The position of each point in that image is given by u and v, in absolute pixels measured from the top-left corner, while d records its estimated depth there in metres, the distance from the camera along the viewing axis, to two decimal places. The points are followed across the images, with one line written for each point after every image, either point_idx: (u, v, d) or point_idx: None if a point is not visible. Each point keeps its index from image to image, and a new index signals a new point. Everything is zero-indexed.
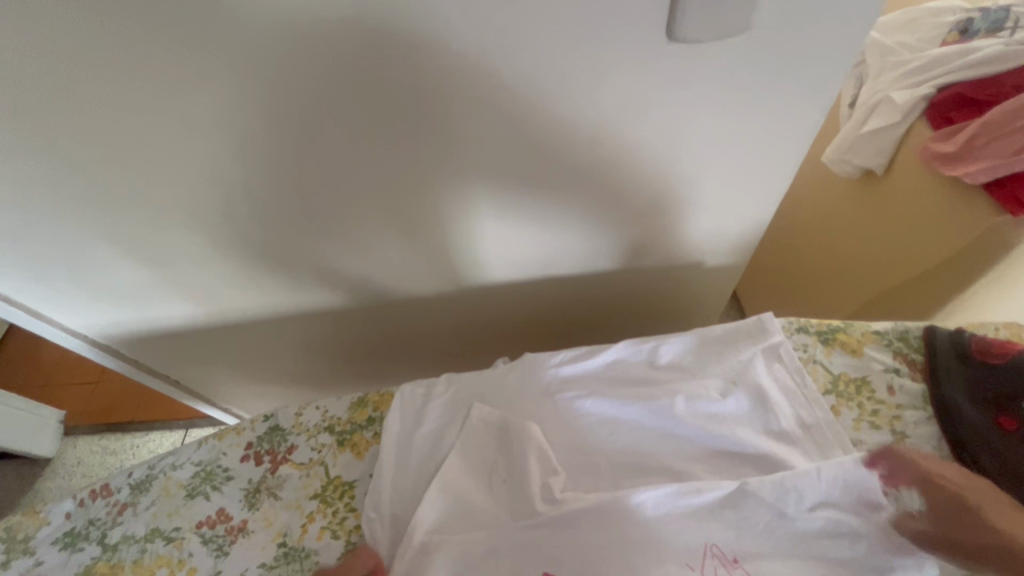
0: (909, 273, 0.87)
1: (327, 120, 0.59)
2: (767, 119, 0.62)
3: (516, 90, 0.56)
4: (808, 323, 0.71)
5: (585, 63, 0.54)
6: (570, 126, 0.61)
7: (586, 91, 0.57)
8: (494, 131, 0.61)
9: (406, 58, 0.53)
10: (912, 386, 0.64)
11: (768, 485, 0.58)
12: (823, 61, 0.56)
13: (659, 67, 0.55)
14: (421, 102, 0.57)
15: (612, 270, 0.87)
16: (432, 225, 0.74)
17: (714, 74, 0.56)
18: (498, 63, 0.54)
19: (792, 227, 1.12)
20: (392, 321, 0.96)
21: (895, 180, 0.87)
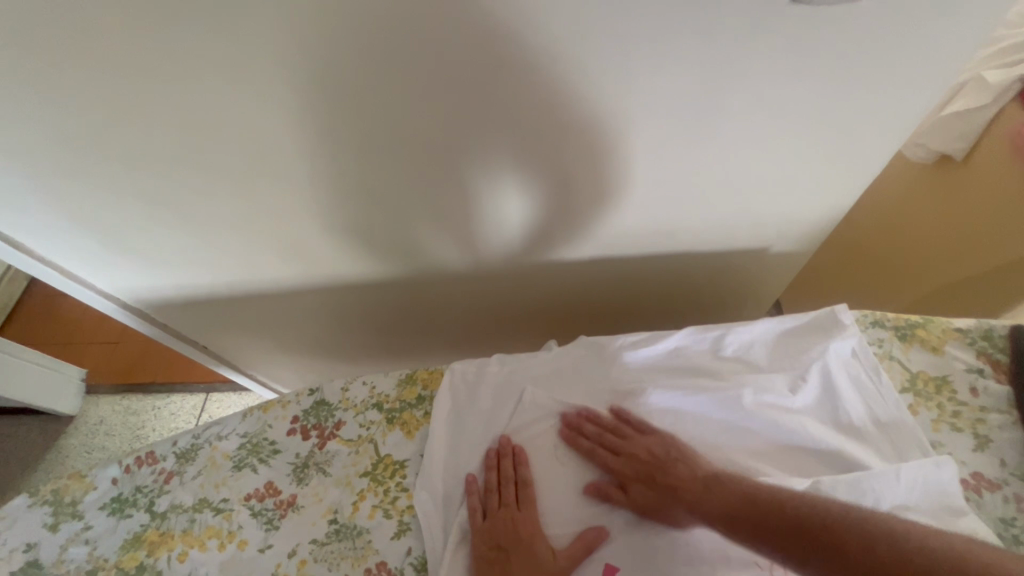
0: (980, 266, 0.82)
1: (395, 85, 0.55)
2: (868, 95, 0.57)
3: (605, 60, 0.52)
4: (885, 317, 0.67)
5: (687, 30, 0.49)
6: (654, 98, 0.56)
7: (680, 61, 0.52)
8: (572, 102, 0.57)
9: (492, 16, 0.48)
10: (997, 388, 0.61)
11: (843, 486, 0.55)
12: (947, 34, 0.51)
13: (769, 34, 0.50)
14: (500, 69, 0.53)
15: (667, 253, 0.83)
16: (488, 202, 0.71)
17: (825, 43, 0.51)
18: (591, 27, 0.49)
19: (849, 216, 1.06)
20: (432, 295, 0.93)
21: (973, 169, 0.82)
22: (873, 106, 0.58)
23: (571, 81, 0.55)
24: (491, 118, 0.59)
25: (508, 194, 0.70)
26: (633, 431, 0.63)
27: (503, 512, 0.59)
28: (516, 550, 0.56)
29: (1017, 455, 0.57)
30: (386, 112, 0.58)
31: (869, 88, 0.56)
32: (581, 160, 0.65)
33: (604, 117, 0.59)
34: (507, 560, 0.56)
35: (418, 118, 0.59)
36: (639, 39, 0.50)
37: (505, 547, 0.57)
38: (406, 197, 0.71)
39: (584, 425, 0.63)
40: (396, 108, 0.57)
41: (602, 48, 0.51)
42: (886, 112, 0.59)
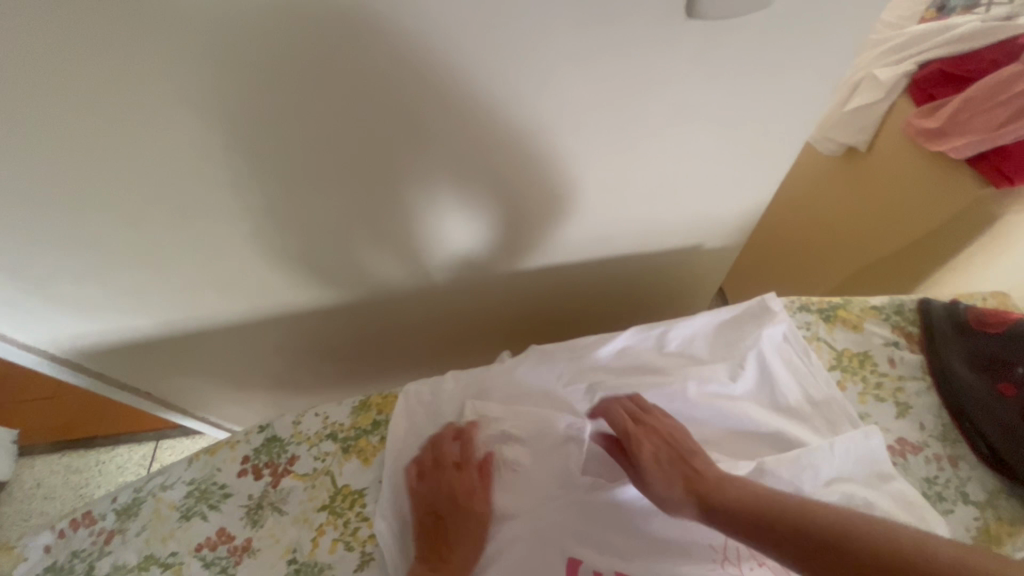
0: (889, 247, 0.89)
1: (314, 113, 0.54)
2: (772, 98, 0.61)
3: (528, 75, 0.54)
4: (810, 301, 0.71)
5: (604, 43, 0.51)
6: (580, 107, 0.58)
7: (599, 72, 0.54)
8: (499, 117, 0.58)
9: (412, 37, 0.49)
10: (911, 357, 0.66)
11: (783, 463, 0.58)
12: (832, 40, 0.55)
13: (674, 46, 0.53)
14: (424, 88, 0.54)
15: (609, 257, 0.86)
16: (428, 221, 0.71)
17: (725, 53, 0.54)
18: (511, 44, 0.50)
19: (775, 209, 1.12)
20: (384, 318, 0.93)
21: (876, 158, 0.89)
22: (776, 110, 0.63)
23: (497, 97, 0.56)
24: (422, 136, 0.59)
25: (447, 212, 0.70)
26: (649, 419, 0.62)
27: (440, 474, 0.62)
28: (451, 516, 0.60)
29: (934, 417, 0.62)
30: (310, 141, 0.57)
31: (771, 94, 0.61)
32: (515, 173, 0.66)
33: (533, 130, 0.60)
34: (442, 523, 0.60)
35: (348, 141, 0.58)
36: (556, 54, 0.52)
37: (442, 514, 0.60)
38: (347, 222, 0.70)
39: (613, 406, 0.63)
40: (320, 134, 0.57)
41: (523, 63, 0.52)
42: (789, 113, 0.64)
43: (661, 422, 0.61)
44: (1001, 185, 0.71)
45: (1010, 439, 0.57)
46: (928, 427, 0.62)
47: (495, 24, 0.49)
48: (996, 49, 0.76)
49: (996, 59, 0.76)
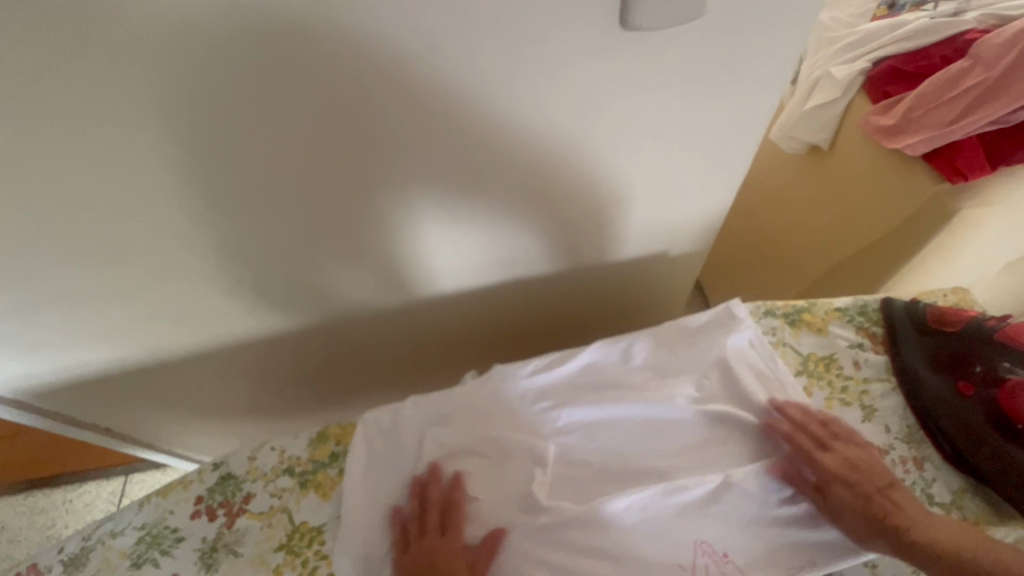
0: (853, 246, 0.88)
1: (242, 143, 0.51)
2: (721, 107, 0.59)
3: (463, 93, 0.51)
4: (775, 306, 0.70)
5: (536, 58, 0.49)
6: (523, 122, 0.56)
7: (537, 86, 0.52)
8: (439, 138, 0.56)
9: (332, 61, 0.46)
10: (876, 359, 0.65)
11: (750, 476, 0.58)
12: (777, 48, 0.53)
13: (614, 59, 0.51)
14: (354, 112, 0.51)
15: (575, 268, 0.84)
16: (382, 243, 0.69)
17: (667, 65, 0.52)
18: (440, 63, 0.48)
19: (744, 210, 1.11)
20: (349, 341, 0.90)
21: (838, 155, 0.88)
22: (728, 119, 0.61)
23: (433, 118, 0.53)
24: (360, 160, 0.56)
25: (400, 233, 0.68)
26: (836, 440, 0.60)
27: (427, 540, 0.58)
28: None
29: (899, 419, 0.62)
30: (242, 171, 0.54)
31: (721, 104, 0.59)
32: (466, 192, 0.64)
33: (478, 149, 0.58)
34: None
35: (281, 169, 0.55)
36: (489, 70, 0.50)
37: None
38: (294, 249, 0.67)
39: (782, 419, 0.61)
40: (251, 163, 0.54)
41: (458, 83, 0.50)
42: (742, 121, 0.62)
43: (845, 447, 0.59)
44: (955, 181, 0.72)
45: (971, 438, 0.57)
46: (894, 431, 0.61)
47: (419, 44, 0.46)
48: (945, 46, 0.78)
49: (946, 56, 0.77)
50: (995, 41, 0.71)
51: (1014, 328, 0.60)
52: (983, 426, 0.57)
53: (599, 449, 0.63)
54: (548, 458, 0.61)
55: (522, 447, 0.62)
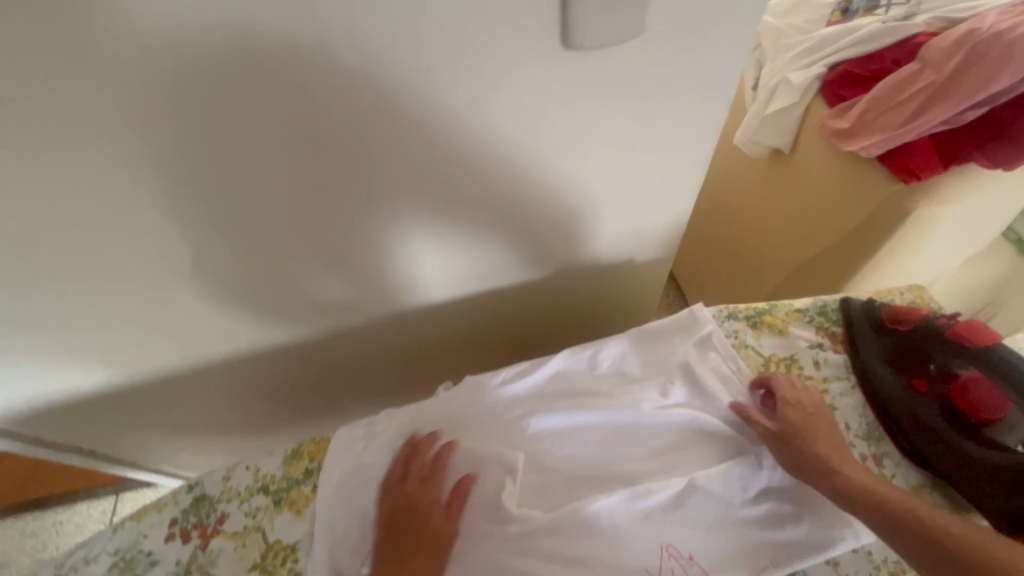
0: (816, 247, 0.90)
1: (196, 172, 0.52)
2: (672, 117, 0.60)
3: (413, 117, 0.52)
4: (738, 309, 0.72)
5: (480, 80, 0.50)
6: (476, 141, 0.57)
7: (485, 107, 0.53)
8: (393, 160, 0.57)
9: (275, 90, 0.47)
10: (835, 358, 0.67)
11: (715, 478, 0.59)
12: (717, 58, 0.54)
13: (559, 77, 0.51)
14: (304, 138, 0.52)
15: (547, 278, 0.85)
16: (349, 261, 0.70)
17: (612, 81, 0.53)
18: (385, 89, 0.49)
19: (715, 213, 1.13)
20: (327, 356, 0.91)
21: (800, 158, 0.90)
22: (680, 129, 0.62)
23: (385, 140, 0.54)
24: (316, 184, 0.57)
25: (367, 251, 0.69)
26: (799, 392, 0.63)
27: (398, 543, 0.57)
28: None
29: (858, 416, 0.63)
30: (198, 199, 0.55)
31: (672, 115, 0.60)
32: (427, 211, 0.65)
33: (435, 167, 0.59)
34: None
35: (236, 196, 0.56)
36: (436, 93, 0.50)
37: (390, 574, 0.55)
38: (259, 273, 0.68)
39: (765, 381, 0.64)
40: (207, 191, 0.54)
41: (409, 106, 0.51)
42: (694, 130, 0.63)
43: (805, 395, 0.62)
44: (907, 181, 0.74)
45: (926, 433, 0.58)
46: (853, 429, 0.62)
47: (363, 71, 0.47)
48: (895, 50, 0.80)
49: (896, 60, 0.80)
50: (943, 45, 0.72)
51: (963, 326, 0.62)
52: (939, 420, 0.58)
53: (569, 456, 0.63)
54: (518, 467, 0.61)
55: (491, 457, 0.62)
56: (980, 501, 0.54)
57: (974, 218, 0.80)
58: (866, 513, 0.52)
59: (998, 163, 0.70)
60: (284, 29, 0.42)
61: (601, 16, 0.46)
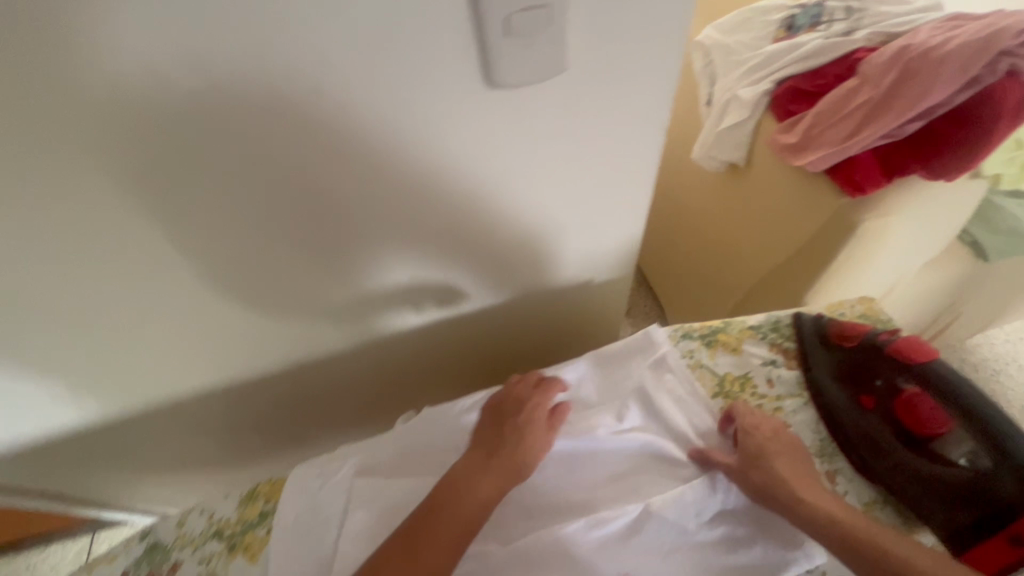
0: (774, 259, 0.92)
1: (119, 222, 0.51)
2: (610, 146, 0.59)
3: (338, 161, 0.51)
4: (692, 328, 0.73)
5: (403, 123, 0.49)
6: (410, 180, 0.56)
7: (411, 147, 0.52)
8: (326, 202, 0.56)
9: (189, 143, 0.46)
10: (788, 374, 0.67)
11: (669, 504, 0.58)
12: (648, 88, 0.53)
13: (485, 114, 0.50)
14: (228, 186, 0.51)
15: (509, 302, 0.85)
16: (299, 298, 0.69)
17: (541, 115, 0.52)
18: (306, 135, 0.48)
19: (682, 226, 1.14)
20: (292, 391, 0.89)
21: (754, 172, 0.91)
22: (620, 156, 0.61)
23: (314, 184, 0.53)
24: (247, 229, 0.56)
25: (316, 287, 0.68)
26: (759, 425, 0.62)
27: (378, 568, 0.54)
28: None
29: (811, 433, 0.63)
30: (126, 248, 0.54)
31: (611, 145, 0.59)
32: (371, 248, 0.64)
33: (373, 205, 0.58)
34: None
35: (165, 245, 0.55)
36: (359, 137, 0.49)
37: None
38: (204, 317, 0.67)
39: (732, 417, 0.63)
40: (133, 241, 0.53)
41: (334, 148, 0.50)
42: (635, 157, 0.62)
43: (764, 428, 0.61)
44: (854, 195, 0.75)
45: (874, 449, 0.58)
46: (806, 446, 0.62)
47: (278, 120, 0.46)
48: (837, 65, 0.82)
49: (839, 75, 0.81)
50: (878, 61, 0.75)
51: (904, 342, 0.62)
52: (885, 435, 0.58)
53: (555, 489, 0.62)
54: None
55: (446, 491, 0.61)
56: (928, 516, 0.54)
57: (925, 226, 0.80)
58: (826, 538, 0.53)
59: (939, 175, 0.71)
60: (182, 85, 0.41)
61: (519, 53, 0.44)
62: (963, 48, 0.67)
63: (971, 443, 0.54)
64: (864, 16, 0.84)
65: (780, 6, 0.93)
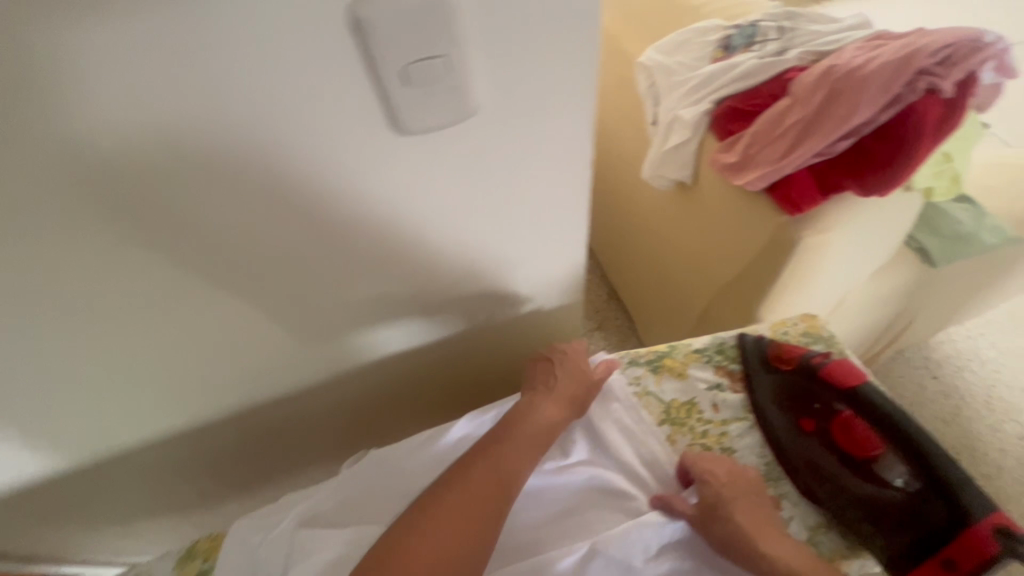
0: (727, 275, 0.93)
1: (24, 276, 0.49)
2: (536, 182, 0.58)
3: (251, 210, 0.50)
4: (638, 354, 0.72)
5: (312, 169, 0.48)
6: (333, 224, 0.55)
7: (328, 192, 0.51)
8: (245, 248, 0.54)
9: (84, 196, 0.44)
10: (734, 398, 0.67)
11: (614, 540, 0.57)
12: (564, 127, 0.52)
13: (398, 159, 0.49)
14: (135, 238, 0.49)
15: (461, 333, 0.84)
16: (235, 343, 0.67)
17: (455, 157, 0.51)
18: (211, 185, 0.47)
19: (650, 242, 1.16)
20: (242, 438, 0.86)
21: (701, 190, 0.92)
22: (550, 191, 0.60)
23: (228, 232, 0.52)
24: (164, 279, 0.54)
25: (251, 330, 0.66)
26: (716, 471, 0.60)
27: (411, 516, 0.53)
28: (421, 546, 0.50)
29: (756, 458, 0.63)
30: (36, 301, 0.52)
31: (536, 180, 0.58)
32: (303, 291, 0.63)
33: (299, 249, 0.57)
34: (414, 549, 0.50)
35: (77, 298, 0.53)
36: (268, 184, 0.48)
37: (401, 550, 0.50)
38: (132, 368, 0.64)
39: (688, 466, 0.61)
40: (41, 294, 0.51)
41: (247, 195, 0.49)
42: (564, 192, 0.61)
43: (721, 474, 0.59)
44: (792, 213, 0.76)
45: (815, 473, 0.58)
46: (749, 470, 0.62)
47: (177, 170, 0.45)
48: (772, 84, 0.83)
49: (773, 93, 0.82)
50: (808, 80, 0.76)
51: (836, 365, 0.62)
52: (825, 459, 0.58)
53: (523, 526, 0.61)
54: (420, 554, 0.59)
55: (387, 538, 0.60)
56: (867, 542, 0.54)
57: (861, 237, 0.80)
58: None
59: (871, 190, 0.72)
60: (64, 140, 0.40)
61: (420, 101, 0.43)
62: (884, 68, 0.68)
63: (903, 469, 0.55)
64: (795, 35, 0.86)
65: (716, 26, 0.94)
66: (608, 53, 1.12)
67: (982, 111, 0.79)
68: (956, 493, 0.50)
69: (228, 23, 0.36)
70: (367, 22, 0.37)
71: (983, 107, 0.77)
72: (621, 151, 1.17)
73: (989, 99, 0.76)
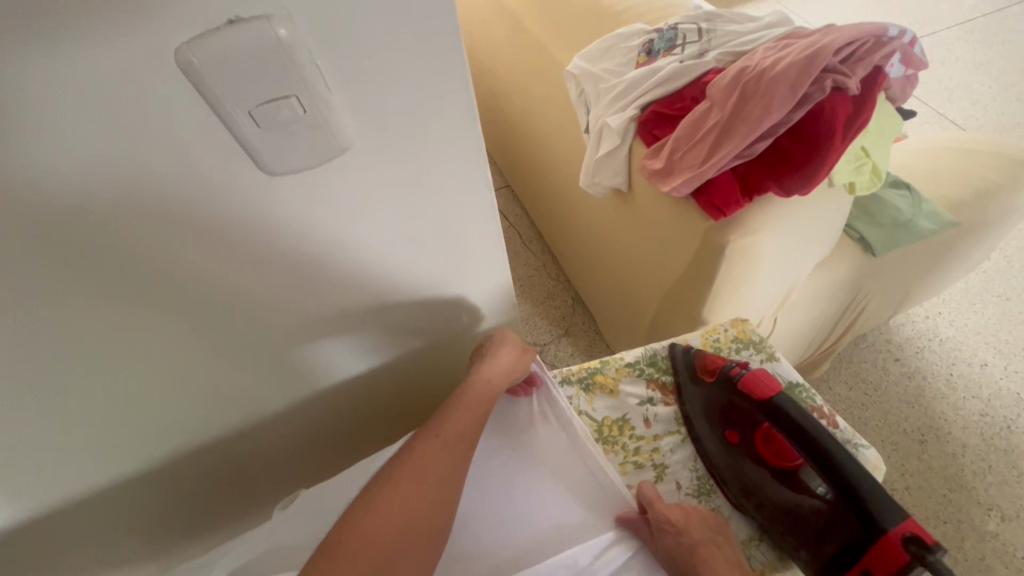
0: (668, 279, 0.92)
1: None
2: (438, 211, 0.57)
3: (125, 265, 0.47)
4: (570, 372, 0.71)
5: (187, 216, 0.46)
6: (225, 270, 0.52)
7: (210, 238, 0.49)
8: (130, 303, 0.51)
9: None
10: (665, 411, 0.68)
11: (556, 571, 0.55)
12: (452, 153, 0.51)
13: (278, 198, 0.47)
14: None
15: (398, 365, 0.81)
16: (148, 400, 0.64)
17: (341, 192, 0.49)
18: (71, 246, 0.43)
19: (598, 247, 1.15)
20: (177, 495, 0.82)
21: (636, 196, 0.91)
22: (456, 218, 0.59)
23: (106, 292, 0.49)
24: (42, 347, 0.51)
25: (164, 384, 0.63)
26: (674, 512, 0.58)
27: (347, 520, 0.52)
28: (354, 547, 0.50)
29: (687, 473, 0.65)
30: None
31: (438, 209, 0.56)
32: (209, 339, 0.60)
33: (193, 298, 0.54)
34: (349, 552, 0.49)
35: None
36: (140, 239, 0.46)
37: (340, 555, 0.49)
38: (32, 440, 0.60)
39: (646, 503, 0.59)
40: None
41: (117, 252, 0.46)
42: (471, 217, 0.59)
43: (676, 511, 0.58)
44: (717, 217, 0.75)
45: (743, 489, 0.61)
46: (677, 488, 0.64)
47: (28, 233, 0.41)
48: (693, 88, 0.83)
49: (694, 97, 0.82)
50: (721, 83, 0.75)
51: (753, 374, 0.64)
52: (752, 472, 0.61)
53: (474, 548, 0.59)
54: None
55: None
56: (794, 553, 0.57)
57: (793, 239, 0.80)
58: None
59: (791, 190, 0.72)
60: None
61: (280, 143, 0.41)
62: (791, 69, 0.68)
63: (816, 476, 0.57)
64: (712, 37, 0.86)
65: (639, 31, 0.94)
66: (539, 64, 1.11)
67: (900, 104, 0.81)
68: (866, 504, 0.53)
69: (47, 80, 0.33)
70: (201, 69, 0.35)
71: (900, 99, 0.80)
72: (563, 161, 1.16)
73: (903, 91, 0.78)
